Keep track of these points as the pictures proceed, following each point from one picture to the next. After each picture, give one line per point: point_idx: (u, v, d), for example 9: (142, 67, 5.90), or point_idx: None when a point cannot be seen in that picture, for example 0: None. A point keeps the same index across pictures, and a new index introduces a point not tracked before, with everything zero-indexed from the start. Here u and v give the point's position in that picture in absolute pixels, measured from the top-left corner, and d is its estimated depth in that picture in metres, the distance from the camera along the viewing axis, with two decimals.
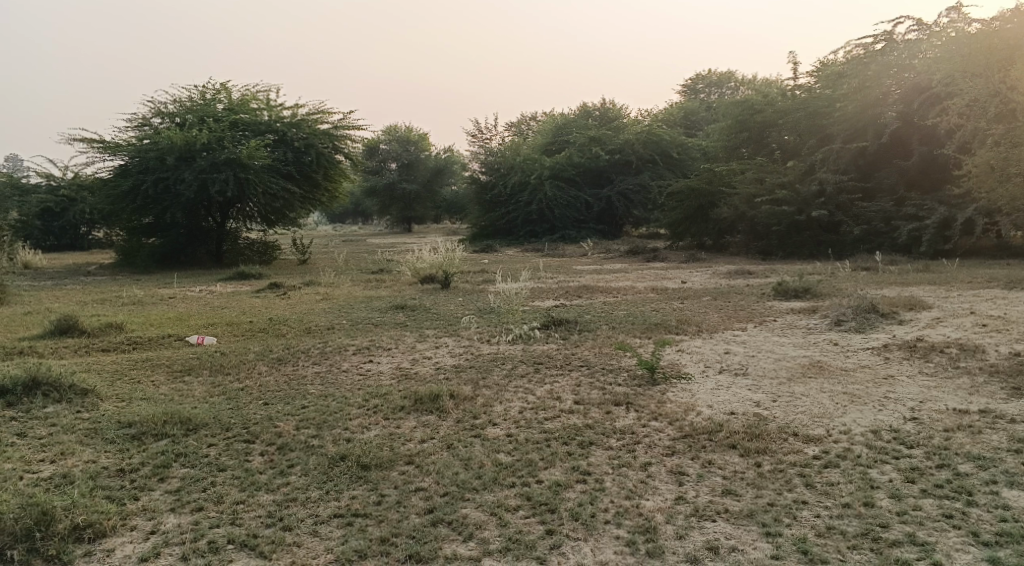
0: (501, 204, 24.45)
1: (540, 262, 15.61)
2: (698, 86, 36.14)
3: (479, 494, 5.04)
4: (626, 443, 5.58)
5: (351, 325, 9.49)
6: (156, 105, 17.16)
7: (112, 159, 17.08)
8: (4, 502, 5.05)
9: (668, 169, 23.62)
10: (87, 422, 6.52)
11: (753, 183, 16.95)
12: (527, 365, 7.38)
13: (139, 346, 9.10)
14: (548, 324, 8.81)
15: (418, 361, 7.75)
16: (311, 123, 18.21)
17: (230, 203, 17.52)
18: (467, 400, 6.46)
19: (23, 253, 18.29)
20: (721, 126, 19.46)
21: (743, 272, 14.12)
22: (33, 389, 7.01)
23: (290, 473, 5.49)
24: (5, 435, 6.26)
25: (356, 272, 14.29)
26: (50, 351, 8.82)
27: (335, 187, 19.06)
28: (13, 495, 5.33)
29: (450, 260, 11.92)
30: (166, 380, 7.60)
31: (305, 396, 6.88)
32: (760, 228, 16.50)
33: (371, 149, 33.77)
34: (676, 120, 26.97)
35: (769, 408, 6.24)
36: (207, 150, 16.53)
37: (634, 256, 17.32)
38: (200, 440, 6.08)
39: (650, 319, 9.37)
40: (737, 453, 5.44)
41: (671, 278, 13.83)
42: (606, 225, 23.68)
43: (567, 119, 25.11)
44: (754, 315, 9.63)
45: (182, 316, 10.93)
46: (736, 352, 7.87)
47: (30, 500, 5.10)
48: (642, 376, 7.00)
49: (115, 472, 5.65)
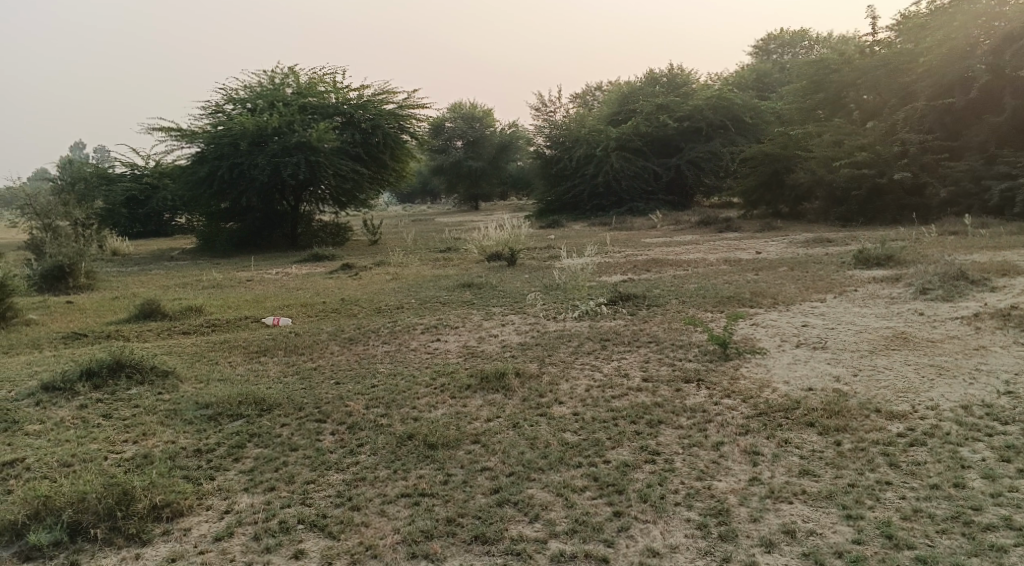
0: (568, 178, 24.17)
1: (609, 236, 15.37)
2: (770, 47, 35.06)
3: (545, 475, 4.92)
4: (698, 422, 5.38)
5: (419, 303, 9.47)
6: (229, 92, 17.46)
7: (190, 147, 17.48)
8: (88, 482, 5.12)
9: (740, 135, 22.98)
10: (168, 403, 6.62)
11: (830, 147, 16.33)
12: (594, 342, 7.21)
13: (218, 328, 9.26)
14: (615, 299, 8.63)
15: (484, 339, 7.66)
16: (377, 104, 18.17)
17: (303, 187, 17.73)
18: (533, 378, 6.35)
19: (111, 240, 18.88)
20: (795, 88, 18.79)
21: (823, 240, 13.63)
22: (117, 371, 7.15)
23: (359, 451, 5.45)
24: (92, 417, 6.40)
25: (424, 251, 14.30)
26: (136, 334, 9.04)
27: (403, 167, 19.07)
28: (97, 475, 5.43)
29: (516, 236, 11.80)
30: (243, 361, 7.70)
31: (374, 375, 6.86)
32: (839, 193, 15.94)
33: (438, 127, 33.80)
34: (747, 84, 26.16)
35: (850, 383, 5.95)
36: (280, 135, 16.74)
37: (707, 226, 16.91)
38: (273, 420, 6.10)
39: (723, 291, 9.09)
40: (816, 431, 5.18)
41: (745, 247, 13.45)
42: (677, 195, 23.19)
43: (633, 87, 24.59)
44: (832, 285, 9.24)
45: (258, 298, 11.09)
46: (814, 325, 7.56)
47: (112, 479, 5.13)
48: (714, 351, 6.77)
49: (192, 453, 5.71)
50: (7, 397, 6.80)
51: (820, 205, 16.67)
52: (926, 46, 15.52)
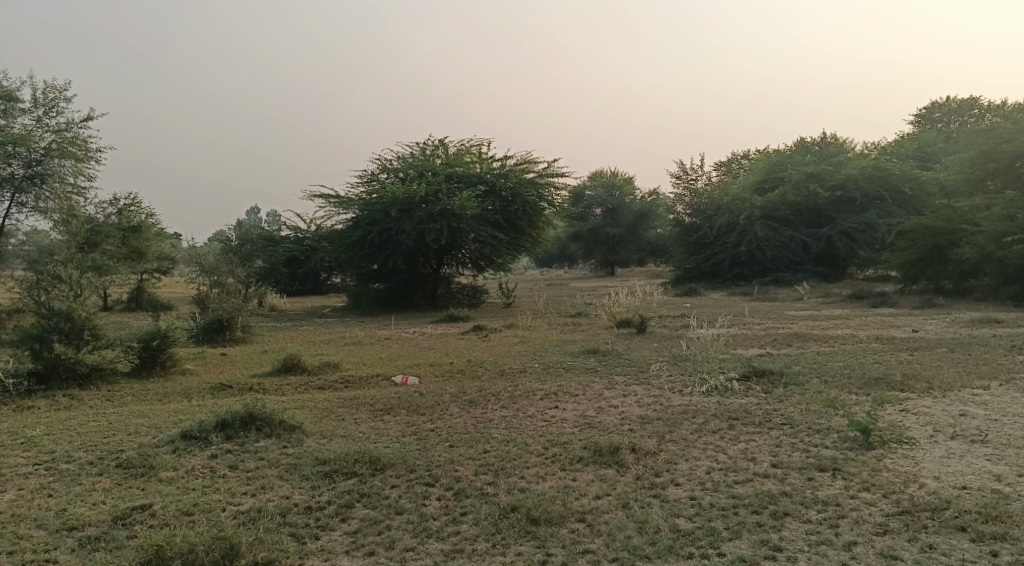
0: (708, 246, 23.56)
1: (750, 307, 14.77)
2: (935, 115, 33.37)
3: (652, 564, 4.55)
4: (829, 517, 4.88)
5: (543, 368, 9.29)
6: (383, 161, 18.18)
7: (345, 212, 18.25)
8: (197, 534, 5.12)
9: (899, 206, 21.77)
10: (290, 457, 6.60)
11: (1001, 221, 15.15)
12: (721, 420, 6.78)
13: (351, 384, 9.37)
14: (748, 375, 8.14)
15: (604, 409, 7.36)
16: (518, 173, 18.35)
17: (446, 251, 18.08)
18: (650, 455, 5.99)
19: (269, 296, 19.83)
20: (963, 157, 17.65)
21: (991, 320, 12.53)
22: (248, 424, 7.24)
23: (462, 521, 5.25)
24: (220, 467, 6.43)
25: (556, 315, 14.17)
26: (274, 387, 9.25)
27: (542, 233, 19.09)
28: (210, 528, 5.37)
29: (647, 304, 11.49)
30: (367, 419, 7.68)
31: (488, 441, 6.68)
32: (1011, 271, 14.75)
33: (579, 194, 33.98)
34: (908, 153, 24.89)
35: (1012, 484, 5.26)
36: (426, 202, 17.13)
37: (859, 301, 15.95)
38: (384, 481, 5.96)
39: (870, 372, 8.41)
40: (967, 537, 4.58)
41: (900, 325, 12.55)
42: (827, 267, 22.15)
43: (783, 157, 23.84)
44: (997, 371, 8.38)
45: (392, 356, 11.23)
46: (973, 414, 6.83)
47: (219, 533, 5.11)
48: (854, 439, 6.20)
49: (302, 510, 5.60)
50: (148, 442, 6.98)
51: (990, 282, 15.39)
52: None
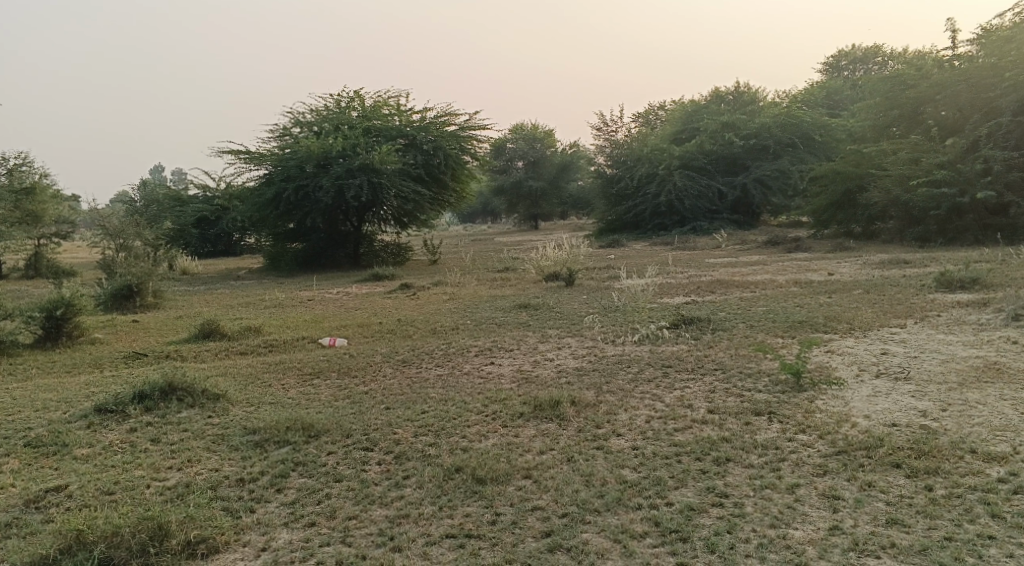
0: (628, 197, 23.73)
1: (671, 256, 14.93)
2: (841, 63, 34.18)
3: (602, 517, 4.54)
4: (769, 460, 4.95)
5: (475, 324, 9.21)
6: (295, 115, 17.62)
7: (258, 169, 17.66)
8: (123, 514, 4.87)
9: (809, 153, 22.28)
10: (216, 427, 6.36)
11: (907, 165, 15.63)
12: (655, 368, 6.83)
13: (275, 349, 9.11)
14: (678, 323, 8.21)
15: (540, 363, 7.33)
16: (439, 125, 18.11)
17: (366, 208, 17.71)
18: (590, 407, 5.99)
19: (180, 259, 19.12)
20: (869, 103, 18.15)
21: (900, 261, 12.96)
22: (169, 394, 6.94)
23: (405, 485, 5.14)
24: (140, 441, 6.15)
25: (482, 271, 14.05)
26: (193, 354, 8.92)
27: (463, 188, 18.91)
28: (135, 507, 5.11)
29: (575, 257, 11.52)
30: (296, 384, 7.48)
31: (425, 401, 6.57)
32: (916, 213, 15.28)
33: (499, 148, 33.65)
34: (817, 101, 25.40)
35: (937, 419, 5.43)
36: (344, 157, 16.73)
37: (775, 246, 16.30)
38: (320, 448, 5.80)
39: (794, 315, 8.60)
40: (902, 473, 4.71)
41: (817, 269, 12.86)
42: (742, 215, 22.58)
43: (698, 106, 24.18)
44: (912, 310, 8.67)
45: (316, 318, 10.96)
46: (894, 352, 7.05)
47: (147, 512, 4.87)
48: (785, 381, 6.32)
49: (235, 482, 5.41)
50: (59, 418, 6.62)
51: (896, 225, 15.91)
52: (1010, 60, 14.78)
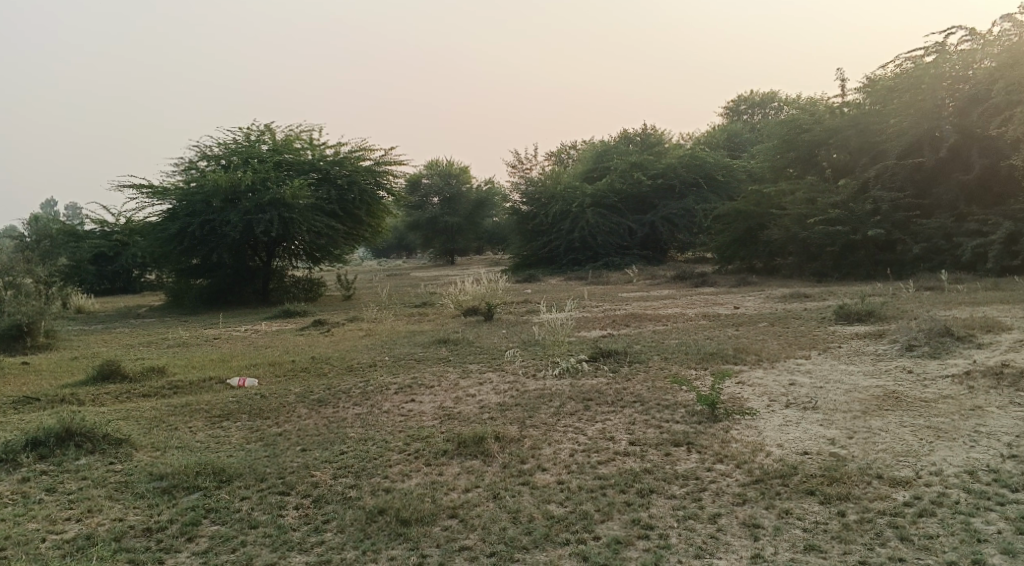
0: (542, 233, 24.03)
1: (583, 291, 15.15)
2: (740, 107, 35.60)
3: (529, 554, 4.56)
4: (691, 491, 5.08)
5: (393, 361, 9.14)
6: (201, 148, 17.25)
7: (161, 203, 17.19)
8: None
9: (712, 192, 23.07)
10: (119, 474, 6.12)
11: (804, 203, 16.33)
12: (576, 402, 6.92)
13: (180, 390, 8.83)
14: (596, 356, 8.35)
15: (462, 399, 7.33)
16: (353, 160, 18.06)
17: (276, 242, 17.40)
18: (514, 443, 6.03)
19: (76, 297, 18.35)
20: (768, 144, 18.95)
21: (799, 295, 13.49)
22: (65, 440, 6.64)
23: (326, 529, 5.04)
24: (35, 492, 5.87)
25: (398, 307, 13.97)
26: (92, 397, 8.57)
27: (378, 223, 18.87)
28: (31, 564, 4.86)
29: (493, 292, 11.62)
30: (204, 426, 7.27)
31: (345, 441, 6.48)
32: (813, 249, 15.96)
33: (414, 183, 33.67)
34: (719, 142, 26.37)
35: (845, 446, 5.67)
36: (252, 191, 16.43)
37: (683, 281, 16.75)
38: (233, 493, 5.64)
39: (706, 348, 8.85)
40: (816, 500, 4.89)
41: (722, 303, 13.25)
42: (651, 251, 23.12)
43: (607, 145, 24.78)
44: (817, 341, 9.04)
45: (225, 357, 10.67)
46: (802, 382, 7.33)
47: None
48: (701, 412, 6.49)
49: (141, 532, 5.19)
50: None
51: (795, 260, 16.58)
52: (895, 107, 15.72)
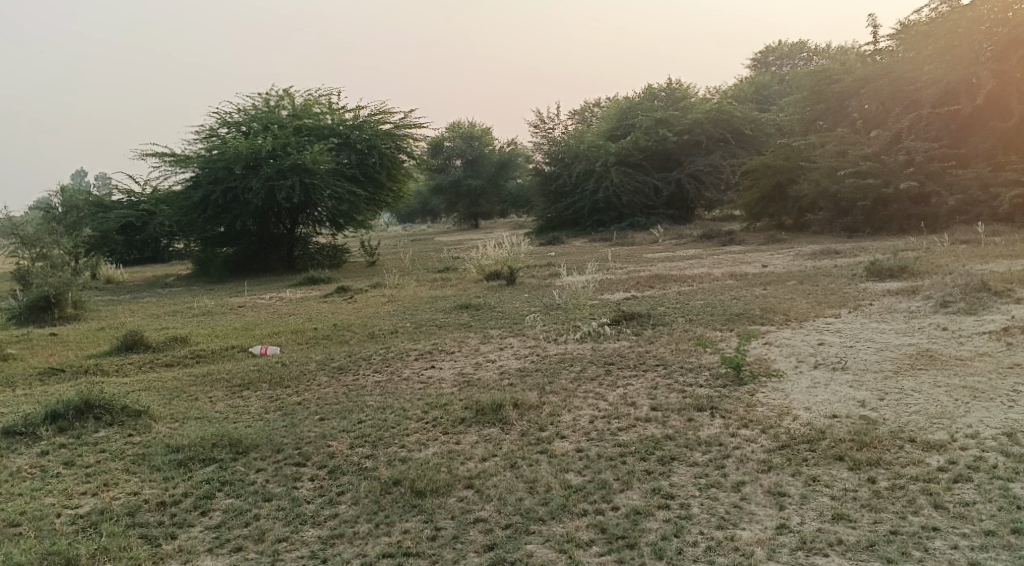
0: (568, 194, 23.73)
1: (609, 251, 14.92)
2: (768, 59, 34.83)
3: (546, 526, 4.43)
4: (714, 458, 4.91)
5: (415, 327, 9.02)
6: (222, 115, 17.12)
7: (183, 172, 17.13)
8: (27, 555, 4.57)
9: (740, 148, 22.62)
10: (136, 447, 6.06)
11: (834, 157, 15.91)
12: (598, 366, 6.75)
13: (202, 359, 8.77)
14: (619, 319, 8.15)
15: (482, 365, 7.20)
16: (373, 124, 17.88)
17: (299, 209, 17.30)
18: (533, 409, 5.88)
19: (103, 267, 18.42)
20: (796, 97, 18.46)
21: (830, 251, 13.15)
22: (85, 413, 6.60)
23: (339, 501, 4.94)
24: (52, 466, 5.83)
25: (422, 271, 13.83)
26: (115, 368, 8.53)
27: (400, 187, 18.72)
28: (43, 541, 4.81)
29: (516, 255, 11.45)
30: (224, 396, 7.20)
31: (363, 409, 6.38)
32: (843, 204, 15.56)
33: (437, 146, 33.44)
34: (746, 97, 25.81)
35: (876, 409, 5.45)
36: (273, 157, 16.29)
37: (710, 240, 16.44)
38: (248, 465, 5.55)
39: (732, 308, 8.62)
40: (845, 466, 4.70)
41: (750, 261, 12.96)
42: (678, 209, 22.75)
43: (632, 102, 24.32)
44: (846, 299, 8.78)
45: (248, 325, 10.61)
46: (831, 342, 7.10)
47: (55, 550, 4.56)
48: (726, 376, 6.29)
49: (155, 506, 5.12)
50: None
51: (825, 216, 16.17)
52: (928, 55, 15.21)
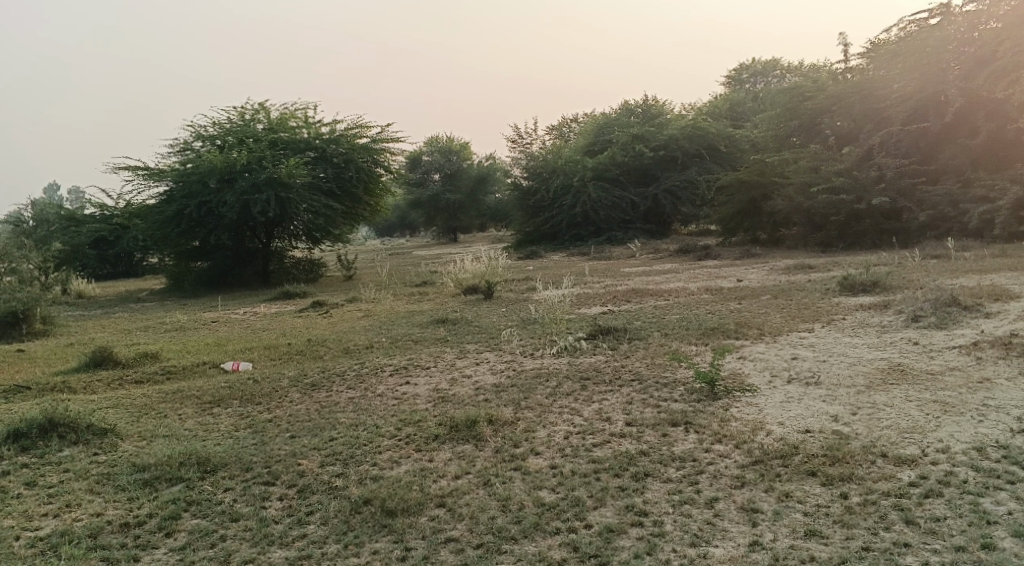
0: (544, 209, 23.76)
1: (585, 266, 14.93)
2: (742, 76, 35.19)
3: (518, 545, 4.38)
4: (687, 474, 4.89)
5: (391, 342, 8.95)
6: (196, 129, 16.99)
7: (157, 186, 16.96)
8: None
9: (715, 163, 22.79)
10: (102, 466, 5.95)
11: (807, 172, 16.05)
12: (573, 381, 6.72)
13: (173, 376, 8.65)
14: (595, 334, 8.13)
15: (457, 380, 7.15)
16: (350, 138, 17.82)
17: (274, 224, 17.18)
18: (507, 426, 5.84)
19: (76, 282, 18.18)
20: (770, 113, 18.63)
21: (804, 266, 13.24)
22: (49, 432, 6.47)
23: (309, 521, 4.87)
24: (14, 486, 5.70)
25: (398, 286, 13.76)
26: (84, 385, 8.39)
27: (376, 202, 18.65)
28: None
29: (493, 270, 11.42)
30: (194, 414, 7.09)
31: (335, 426, 6.30)
32: (817, 219, 15.70)
33: (414, 160, 33.40)
34: (721, 112, 26.03)
35: (849, 423, 5.46)
36: (249, 171, 16.18)
37: (686, 254, 16.51)
38: (216, 484, 5.46)
39: (708, 322, 8.63)
40: (818, 482, 4.70)
41: (725, 276, 13.01)
42: (654, 224, 22.85)
43: (609, 118, 24.43)
44: (820, 313, 8.82)
45: (221, 341, 10.48)
46: (805, 356, 7.12)
47: None
48: (700, 390, 6.28)
49: (119, 527, 5.02)
50: None
51: (799, 231, 16.30)
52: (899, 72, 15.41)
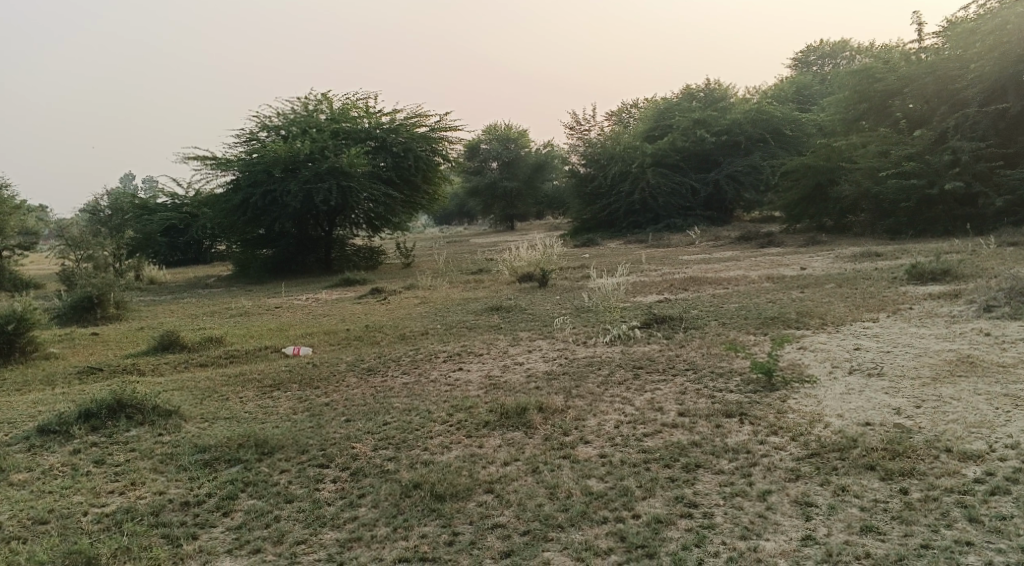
0: (604, 196, 23.59)
1: (644, 253, 14.77)
2: (810, 58, 34.35)
3: (565, 533, 4.35)
4: (740, 466, 4.78)
5: (446, 329, 8.98)
6: (261, 119, 17.27)
7: (224, 174, 17.31)
8: (47, 552, 4.63)
9: (780, 148, 22.28)
10: (166, 446, 6.09)
11: (876, 157, 15.57)
12: (626, 370, 6.65)
13: (235, 360, 8.82)
14: (649, 322, 8.03)
15: (510, 367, 7.13)
16: (409, 127, 17.92)
17: (336, 211, 17.41)
18: (558, 414, 5.80)
19: (147, 269, 18.71)
20: (838, 97, 18.12)
21: (871, 254, 12.88)
22: (117, 412, 6.65)
23: (360, 504, 4.91)
24: (83, 464, 5.88)
25: (455, 273, 13.82)
26: (151, 368, 8.62)
27: (435, 189, 18.73)
28: (68, 540, 4.84)
29: (549, 257, 11.38)
30: (255, 397, 7.22)
31: (389, 411, 6.34)
32: (886, 205, 15.25)
33: (473, 148, 33.47)
34: (787, 96, 25.44)
35: (911, 417, 5.28)
36: (311, 160, 16.42)
37: (748, 242, 16.21)
38: (273, 466, 5.55)
39: (767, 312, 8.45)
40: (876, 476, 4.55)
41: (789, 264, 12.72)
42: (715, 211, 22.50)
43: (670, 103, 24.09)
44: (885, 303, 8.56)
45: (282, 326, 10.66)
46: (867, 347, 6.91)
47: (74, 549, 4.60)
48: (757, 381, 6.16)
49: (179, 506, 5.14)
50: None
51: (867, 218, 15.84)
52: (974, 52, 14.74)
